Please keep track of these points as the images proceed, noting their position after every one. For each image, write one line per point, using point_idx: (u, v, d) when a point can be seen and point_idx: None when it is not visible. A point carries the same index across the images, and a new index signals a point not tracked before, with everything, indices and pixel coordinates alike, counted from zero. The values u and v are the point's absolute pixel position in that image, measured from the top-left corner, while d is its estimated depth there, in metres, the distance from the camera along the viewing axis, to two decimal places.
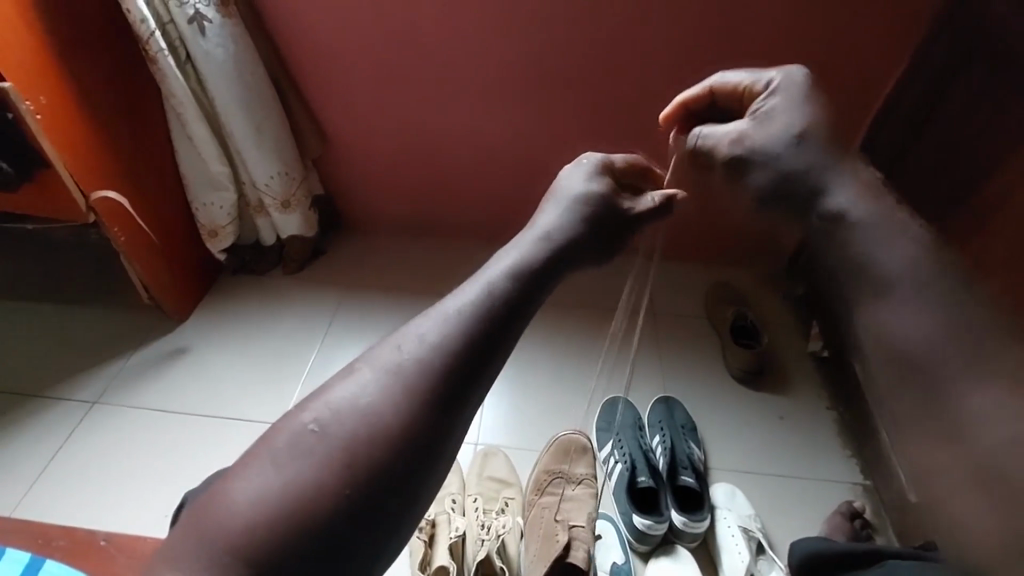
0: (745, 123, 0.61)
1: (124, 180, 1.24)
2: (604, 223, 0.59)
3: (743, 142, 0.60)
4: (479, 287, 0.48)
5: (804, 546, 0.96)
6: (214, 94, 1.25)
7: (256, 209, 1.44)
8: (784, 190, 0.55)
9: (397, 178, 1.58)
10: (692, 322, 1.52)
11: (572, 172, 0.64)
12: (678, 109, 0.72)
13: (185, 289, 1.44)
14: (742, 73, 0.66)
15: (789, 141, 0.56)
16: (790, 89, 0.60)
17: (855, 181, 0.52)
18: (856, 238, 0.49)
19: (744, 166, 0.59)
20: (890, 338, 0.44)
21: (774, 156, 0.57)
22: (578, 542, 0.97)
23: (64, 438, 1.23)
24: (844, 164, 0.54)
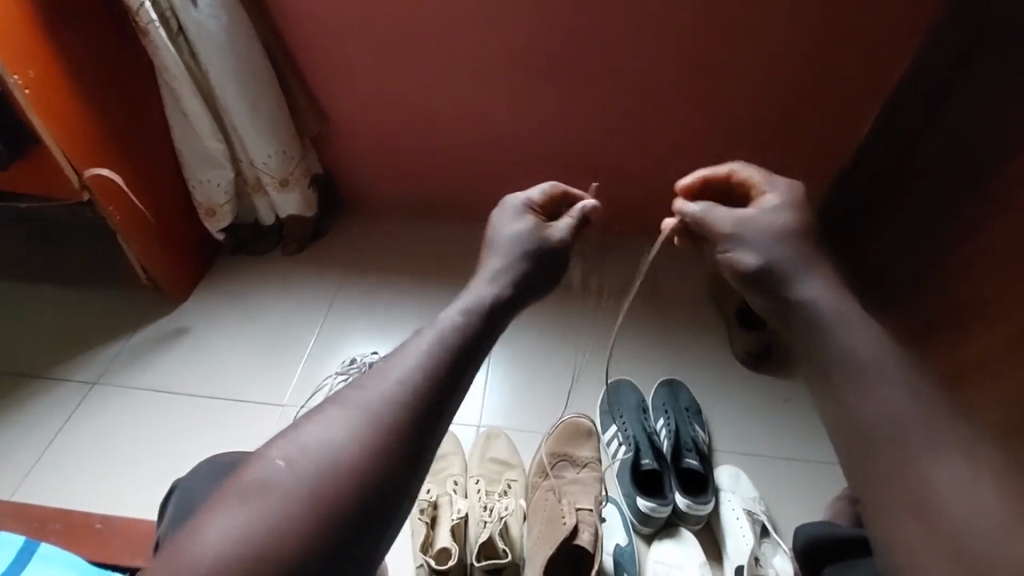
0: (748, 213, 0.70)
1: (118, 158, 1.22)
2: (538, 253, 0.67)
3: (735, 227, 0.69)
4: (435, 332, 0.55)
5: (807, 530, 0.93)
6: (208, 68, 1.22)
7: (254, 188, 1.41)
8: (768, 277, 0.65)
9: (399, 155, 1.55)
10: (697, 305, 1.49)
11: (502, 216, 0.71)
12: (695, 183, 0.78)
13: (183, 270, 1.42)
14: (758, 171, 0.75)
15: (776, 236, 0.66)
16: (790, 197, 0.70)
17: (819, 276, 0.63)
18: (832, 329, 0.58)
19: (739, 250, 0.68)
20: (854, 409, 0.54)
21: (761, 246, 0.66)
22: (584, 524, 0.96)
23: (62, 421, 1.23)
24: (820, 266, 0.64)
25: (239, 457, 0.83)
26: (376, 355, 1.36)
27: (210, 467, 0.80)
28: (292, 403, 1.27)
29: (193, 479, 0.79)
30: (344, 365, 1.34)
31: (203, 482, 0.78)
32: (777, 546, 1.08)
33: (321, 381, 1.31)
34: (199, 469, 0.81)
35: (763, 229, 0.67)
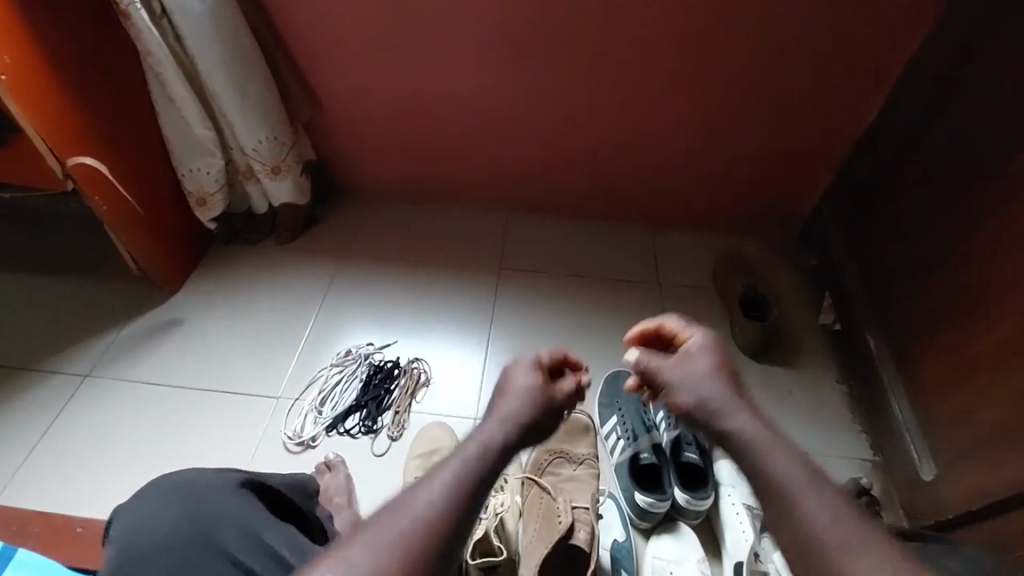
0: (680, 359, 0.69)
1: (102, 145, 1.18)
2: (547, 408, 0.69)
3: (667, 373, 0.68)
4: (462, 462, 0.60)
5: None
6: (193, 51, 1.17)
7: (245, 176, 1.38)
8: (711, 427, 0.63)
9: (395, 140, 1.51)
10: (699, 294, 1.47)
11: (518, 367, 0.72)
12: (637, 336, 0.77)
13: (174, 260, 1.40)
14: (685, 321, 0.74)
15: (707, 377, 0.65)
16: (714, 344, 0.70)
17: (745, 412, 0.62)
18: (770, 473, 0.57)
19: (680, 398, 0.66)
20: (817, 548, 0.53)
21: (689, 391, 0.65)
22: (580, 523, 0.96)
23: (54, 415, 1.21)
24: (744, 403, 0.64)
25: (188, 476, 0.69)
26: (372, 346, 1.34)
27: (155, 492, 0.67)
28: (286, 395, 1.26)
29: (134, 507, 0.66)
30: (340, 357, 1.32)
31: (147, 511, 0.64)
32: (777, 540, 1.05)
33: (317, 372, 1.29)
34: (142, 495, 0.67)
35: (687, 370, 0.67)
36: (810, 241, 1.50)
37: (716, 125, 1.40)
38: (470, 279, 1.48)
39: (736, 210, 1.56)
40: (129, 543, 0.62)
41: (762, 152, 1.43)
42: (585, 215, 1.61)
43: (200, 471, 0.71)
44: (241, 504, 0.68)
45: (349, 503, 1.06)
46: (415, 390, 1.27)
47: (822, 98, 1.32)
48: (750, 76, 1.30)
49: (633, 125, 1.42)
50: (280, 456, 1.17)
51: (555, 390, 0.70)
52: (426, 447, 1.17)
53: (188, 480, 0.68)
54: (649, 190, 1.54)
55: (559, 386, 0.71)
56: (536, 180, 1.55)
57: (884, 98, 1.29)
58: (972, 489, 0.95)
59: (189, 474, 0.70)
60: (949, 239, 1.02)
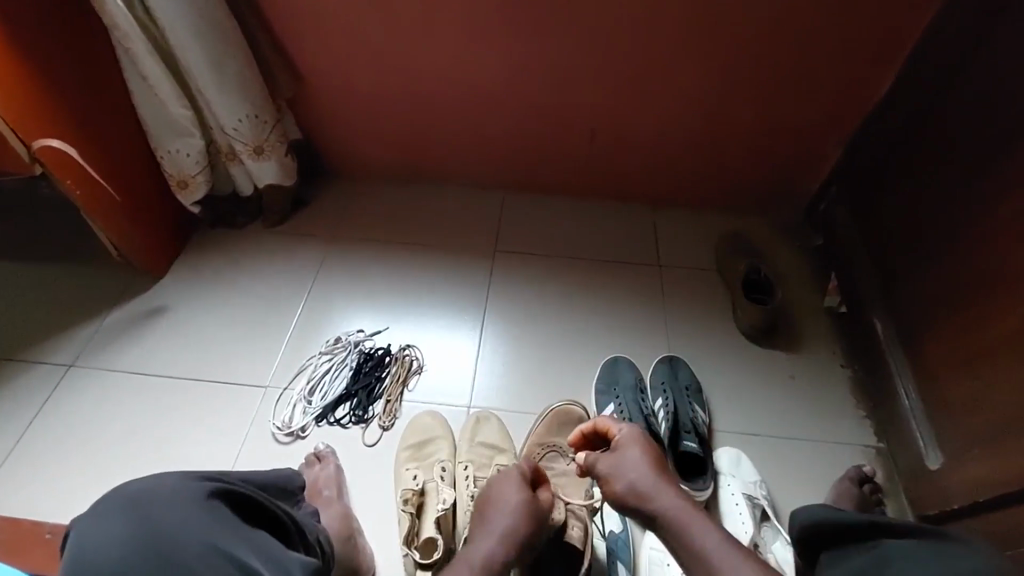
0: (609, 454, 0.82)
1: (72, 127, 1.13)
2: (536, 524, 0.84)
3: (604, 465, 0.81)
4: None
5: (808, 514, 0.82)
6: (164, 24, 1.11)
7: (227, 157, 1.32)
8: (640, 507, 0.75)
9: (383, 117, 1.45)
10: (700, 276, 1.42)
11: (505, 482, 0.88)
12: (578, 437, 0.90)
13: (156, 246, 1.35)
14: (611, 417, 0.87)
15: (638, 465, 0.78)
16: (637, 436, 0.82)
17: (670, 492, 0.75)
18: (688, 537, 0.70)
19: (611, 483, 0.79)
20: None
21: (619, 472, 0.78)
22: (574, 519, 0.94)
23: (39, 406, 1.19)
24: (666, 481, 0.76)
25: (153, 483, 0.65)
26: (362, 333, 1.30)
27: (114, 500, 0.63)
28: (275, 384, 1.23)
29: (89, 518, 0.62)
30: (329, 345, 1.28)
31: (105, 522, 0.60)
32: (778, 532, 1.04)
33: (306, 361, 1.26)
34: (103, 503, 0.62)
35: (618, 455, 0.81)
36: (816, 219, 1.45)
37: (719, 98, 1.33)
38: (463, 262, 1.43)
39: (739, 188, 1.49)
40: (79, 559, 0.59)
41: (768, 126, 1.36)
42: (583, 194, 1.56)
43: (165, 477, 0.67)
44: (207, 518, 0.64)
45: (339, 495, 1.05)
46: (406, 378, 1.24)
47: (833, 66, 1.24)
48: (756, 44, 1.23)
49: (632, 98, 1.35)
50: (269, 447, 1.15)
51: (539, 508, 0.85)
52: (417, 437, 1.14)
53: (149, 489, 0.65)
54: (649, 168, 1.48)
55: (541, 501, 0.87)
56: (531, 158, 1.49)
57: (899, 65, 1.21)
58: (977, 480, 0.92)
59: (153, 481, 0.66)
60: (963, 219, 0.97)
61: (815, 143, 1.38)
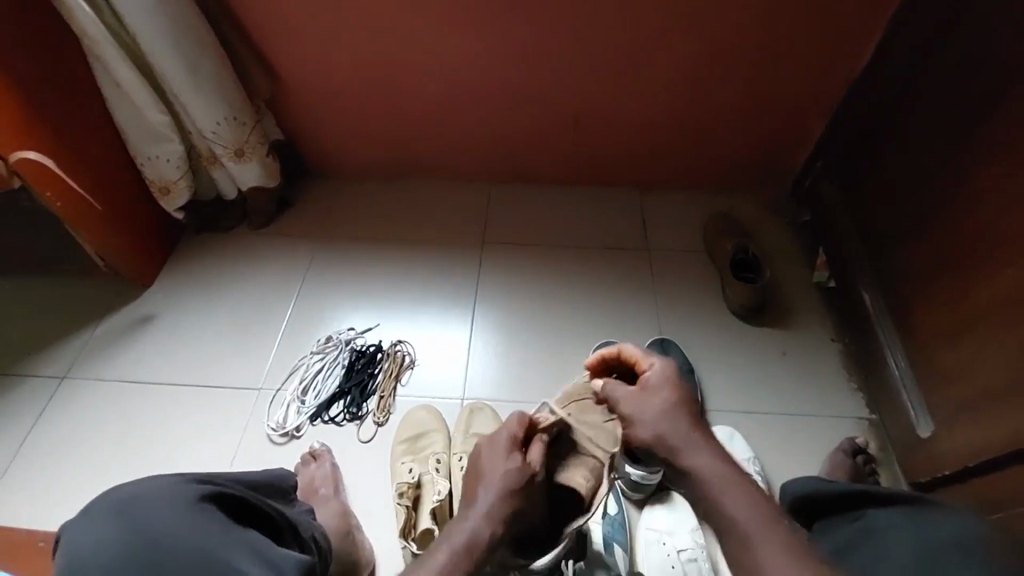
0: (634, 391, 0.77)
1: (50, 139, 1.12)
2: (524, 491, 0.74)
3: (630, 407, 0.75)
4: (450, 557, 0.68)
5: (797, 484, 0.82)
6: (134, 30, 1.10)
7: (208, 161, 1.32)
8: (664, 459, 0.71)
9: (364, 113, 1.44)
10: (689, 257, 1.43)
11: (488, 452, 0.78)
12: (596, 361, 0.86)
13: (143, 254, 1.35)
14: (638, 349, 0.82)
15: (665, 409, 0.73)
16: (667, 373, 0.77)
17: (701, 445, 0.70)
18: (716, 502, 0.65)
19: (634, 427, 0.74)
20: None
21: (647, 418, 0.73)
22: (582, 465, 0.81)
23: (33, 419, 1.19)
24: (697, 433, 0.71)
25: (144, 487, 0.65)
26: (353, 331, 1.31)
27: (104, 504, 0.63)
28: (268, 385, 1.23)
29: (82, 521, 0.62)
30: (321, 344, 1.28)
31: (94, 527, 0.61)
32: None
33: (298, 361, 1.26)
34: (94, 510, 0.62)
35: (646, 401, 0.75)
36: (803, 195, 1.44)
37: (700, 77, 1.32)
38: (451, 255, 1.43)
39: (725, 167, 1.49)
40: (70, 565, 0.59)
41: (750, 103, 1.35)
42: (569, 181, 1.55)
43: (158, 480, 0.67)
44: (196, 520, 0.64)
45: (336, 492, 1.05)
46: (399, 372, 1.24)
47: (813, 40, 1.24)
48: (734, 21, 1.22)
49: (612, 82, 1.34)
50: (265, 449, 1.15)
51: (531, 475, 0.75)
52: (412, 431, 1.14)
53: (139, 493, 0.64)
54: (633, 151, 1.47)
55: (534, 466, 0.76)
56: (515, 147, 1.48)
57: (878, 36, 1.21)
58: (968, 446, 0.92)
59: (144, 484, 0.66)
60: (945, 187, 0.97)
61: (797, 120, 1.38)
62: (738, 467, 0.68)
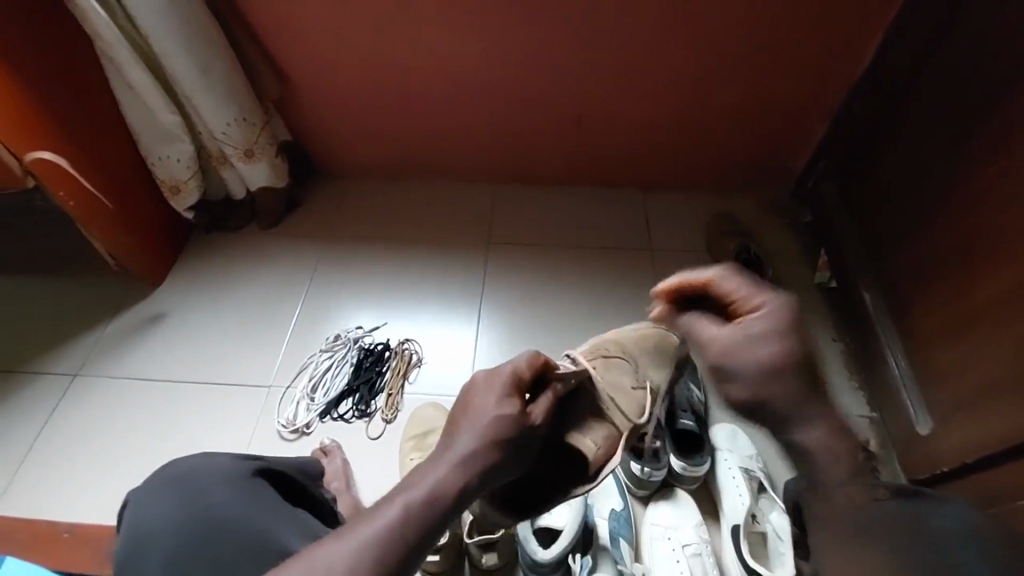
0: (734, 336, 0.63)
1: (64, 140, 1.14)
2: (512, 443, 0.62)
3: (727, 354, 0.63)
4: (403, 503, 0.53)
5: (796, 484, 0.91)
6: (147, 33, 1.12)
7: (218, 161, 1.33)
8: (762, 413, 0.64)
9: (371, 114, 1.45)
10: (693, 257, 1.44)
11: (482, 388, 0.67)
12: (675, 288, 0.71)
13: (154, 253, 1.36)
14: (737, 282, 0.66)
15: (771, 362, 0.62)
16: (778, 317, 0.63)
17: (818, 410, 0.63)
18: (812, 457, 0.65)
19: (731, 381, 0.64)
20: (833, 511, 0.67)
21: (756, 384, 0.62)
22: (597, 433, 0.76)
23: (47, 416, 1.21)
24: (812, 401, 0.63)
25: (205, 460, 0.70)
26: (361, 330, 1.32)
27: (169, 475, 0.68)
28: (278, 383, 1.25)
29: (151, 491, 0.67)
30: (329, 342, 1.30)
31: (159, 494, 0.65)
32: (776, 503, 1.01)
33: (307, 359, 1.28)
34: (164, 478, 0.68)
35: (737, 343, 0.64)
36: (804, 196, 1.46)
37: (704, 79, 1.34)
38: (458, 255, 1.45)
39: (727, 169, 1.51)
40: (138, 529, 0.63)
41: (752, 106, 1.37)
42: (573, 182, 1.57)
43: (217, 456, 0.71)
44: (248, 491, 0.67)
45: (348, 485, 1.07)
46: (406, 370, 1.26)
47: (814, 45, 1.25)
48: (737, 25, 1.24)
49: (616, 84, 1.36)
50: (275, 445, 1.17)
51: (526, 423, 0.64)
52: (419, 428, 1.14)
53: (200, 466, 0.69)
54: (637, 153, 1.49)
55: (531, 414, 0.66)
56: (520, 149, 1.50)
57: (878, 41, 1.23)
58: (966, 443, 0.94)
59: (205, 458, 0.70)
60: (943, 190, 0.99)
61: (798, 123, 1.40)
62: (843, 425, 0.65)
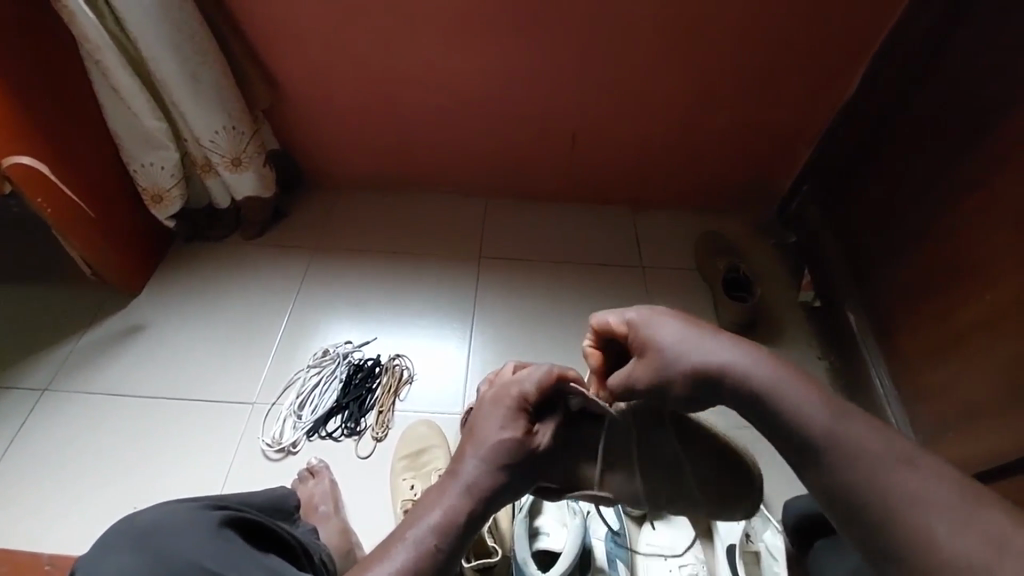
0: (637, 337, 0.71)
1: (43, 142, 1.09)
2: (515, 466, 0.69)
3: (651, 344, 0.69)
4: (414, 541, 0.62)
5: (796, 508, 1.01)
6: (138, 36, 1.08)
7: (204, 169, 1.29)
8: (715, 393, 0.65)
9: (364, 124, 1.43)
10: (682, 274, 1.46)
11: (489, 410, 0.72)
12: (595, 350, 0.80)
13: (131, 262, 1.31)
14: (611, 315, 0.76)
15: (673, 330, 0.68)
16: (646, 315, 0.72)
17: (692, 341, 0.67)
18: (792, 411, 0.60)
19: (644, 350, 0.70)
20: (806, 417, 0.59)
21: (661, 329, 0.69)
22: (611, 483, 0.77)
23: (11, 434, 1.14)
24: (790, 393, 0.61)
25: (159, 511, 0.63)
26: (350, 345, 1.29)
27: (123, 533, 0.60)
28: (262, 400, 1.21)
29: (101, 553, 0.59)
30: (316, 357, 1.27)
31: (114, 556, 0.58)
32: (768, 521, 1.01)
33: (295, 374, 1.24)
34: (114, 543, 0.60)
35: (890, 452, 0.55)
36: (789, 218, 1.50)
37: (696, 102, 1.37)
38: (451, 269, 1.43)
39: (717, 188, 1.54)
40: None
41: (741, 128, 1.41)
42: (565, 199, 1.58)
43: (175, 505, 0.64)
44: (219, 548, 0.61)
45: (336, 510, 1.03)
46: (397, 388, 1.24)
47: (803, 70, 1.30)
48: (729, 49, 1.27)
49: (611, 102, 1.37)
50: (259, 464, 1.13)
51: (527, 446, 0.70)
52: (415, 446, 1.14)
53: (158, 517, 0.62)
54: (628, 170, 1.51)
55: (532, 438, 0.71)
56: (513, 163, 1.50)
57: (864, 69, 1.27)
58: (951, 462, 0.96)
59: (162, 510, 0.63)
60: (923, 217, 1.03)
61: (783, 145, 1.44)
62: (808, 390, 0.61)
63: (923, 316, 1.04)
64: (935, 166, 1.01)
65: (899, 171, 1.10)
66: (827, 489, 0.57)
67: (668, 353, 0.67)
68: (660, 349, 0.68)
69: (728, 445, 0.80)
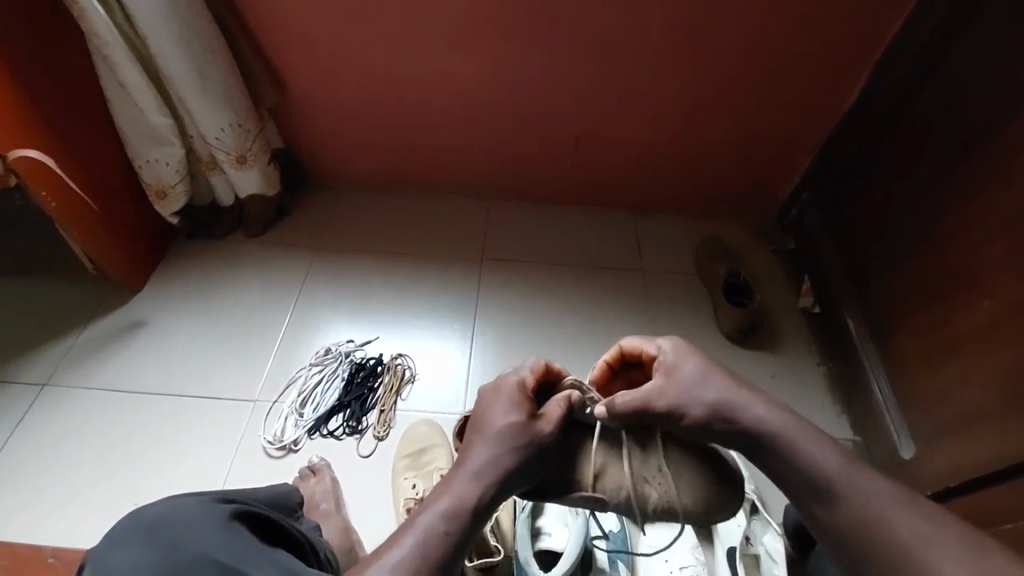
0: (665, 365, 0.73)
1: (48, 136, 1.09)
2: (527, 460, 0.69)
3: (679, 374, 0.72)
4: (425, 528, 0.63)
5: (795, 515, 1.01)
6: (147, 33, 1.09)
7: (208, 166, 1.29)
8: (732, 434, 0.69)
9: (369, 126, 1.44)
10: (683, 279, 1.47)
11: (491, 397, 0.73)
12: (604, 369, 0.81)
13: (134, 258, 1.31)
14: (637, 339, 0.78)
15: (705, 371, 0.72)
16: (675, 347, 0.75)
17: (718, 382, 0.71)
18: (804, 461, 0.67)
19: (672, 378, 0.72)
20: (814, 467, 0.66)
21: (694, 364, 0.72)
22: (604, 479, 0.73)
23: (10, 429, 1.13)
24: (804, 444, 0.67)
25: (169, 506, 0.63)
26: (352, 343, 1.29)
27: (132, 526, 0.60)
28: (264, 397, 1.21)
29: (111, 546, 0.59)
30: (319, 356, 1.27)
31: (125, 549, 0.58)
32: (768, 525, 1.01)
33: (297, 372, 1.24)
34: (124, 537, 0.60)
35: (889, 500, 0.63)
36: (789, 224, 1.52)
37: (698, 108, 1.38)
38: (453, 270, 1.44)
39: (718, 194, 1.55)
40: None
41: (742, 135, 1.43)
42: (568, 202, 1.59)
43: (185, 500, 0.64)
44: (229, 542, 0.61)
45: (337, 508, 1.03)
46: (399, 387, 1.24)
47: (805, 79, 1.32)
48: (733, 57, 1.29)
49: (616, 108, 1.39)
50: (259, 462, 1.13)
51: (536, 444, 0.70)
52: (416, 445, 1.14)
53: (167, 510, 0.62)
54: (630, 175, 1.52)
55: (537, 422, 0.70)
56: (516, 166, 1.51)
57: (864, 80, 1.30)
58: (947, 467, 0.97)
59: (171, 505, 0.63)
60: (922, 225, 1.05)
61: (784, 153, 1.46)
62: (815, 437, 0.68)
63: (921, 323, 1.05)
64: (935, 175, 1.03)
65: (898, 180, 1.11)
66: (834, 537, 0.65)
67: (694, 387, 0.71)
68: (688, 384, 0.71)
69: (726, 460, 0.75)
